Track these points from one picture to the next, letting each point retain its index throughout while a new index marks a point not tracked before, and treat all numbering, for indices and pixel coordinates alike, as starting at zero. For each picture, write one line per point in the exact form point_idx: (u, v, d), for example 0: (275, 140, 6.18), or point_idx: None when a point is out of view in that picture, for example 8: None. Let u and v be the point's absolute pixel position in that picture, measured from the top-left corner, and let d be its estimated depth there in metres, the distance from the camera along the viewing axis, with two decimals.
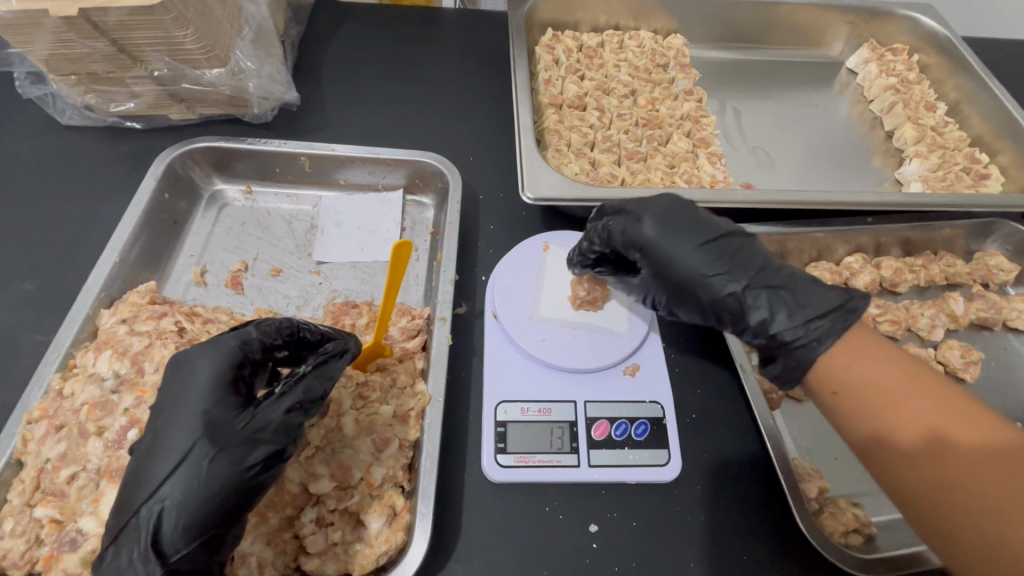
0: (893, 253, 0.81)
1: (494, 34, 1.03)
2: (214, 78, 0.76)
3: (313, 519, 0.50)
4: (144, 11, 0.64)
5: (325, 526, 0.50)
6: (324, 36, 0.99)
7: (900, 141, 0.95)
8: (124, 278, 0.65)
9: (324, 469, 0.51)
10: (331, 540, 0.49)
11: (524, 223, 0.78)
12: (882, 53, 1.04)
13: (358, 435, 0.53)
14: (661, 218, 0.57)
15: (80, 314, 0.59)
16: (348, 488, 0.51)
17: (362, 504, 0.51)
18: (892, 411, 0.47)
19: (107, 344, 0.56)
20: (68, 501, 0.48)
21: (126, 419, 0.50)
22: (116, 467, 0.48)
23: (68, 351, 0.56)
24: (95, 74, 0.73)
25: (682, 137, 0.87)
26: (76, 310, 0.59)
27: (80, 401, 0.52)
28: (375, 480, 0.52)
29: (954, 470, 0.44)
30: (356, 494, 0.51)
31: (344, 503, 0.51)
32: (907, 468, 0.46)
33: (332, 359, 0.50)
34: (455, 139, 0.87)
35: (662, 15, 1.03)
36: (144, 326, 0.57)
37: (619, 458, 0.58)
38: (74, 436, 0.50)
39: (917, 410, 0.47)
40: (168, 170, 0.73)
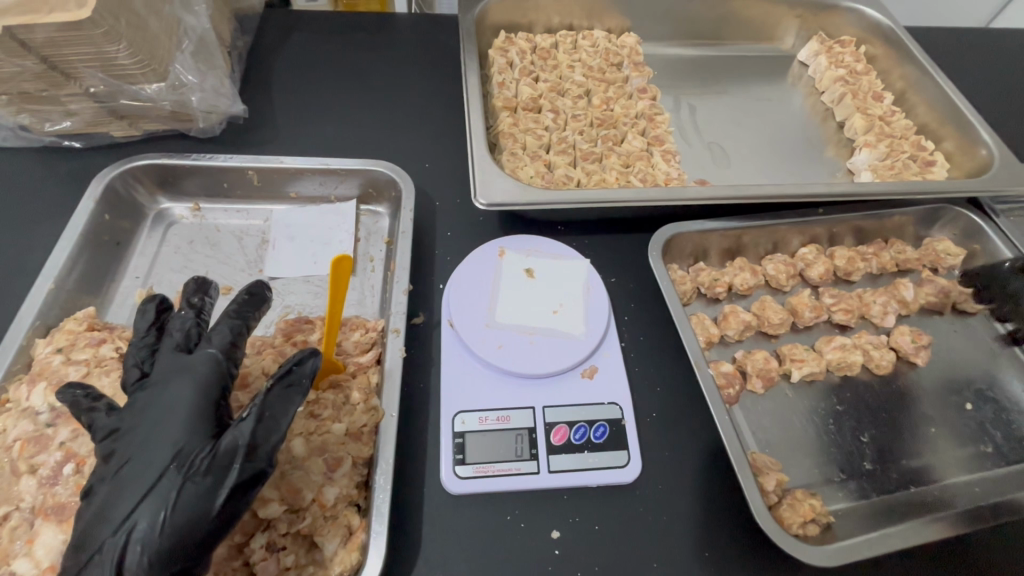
0: (847, 241, 0.82)
1: (448, 38, 1.02)
2: (154, 93, 0.74)
3: (263, 545, 0.48)
4: (72, 27, 0.62)
5: (277, 551, 0.49)
6: (273, 46, 0.97)
7: (851, 132, 0.97)
8: (63, 304, 0.62)
9: (273, 493, 0.49)
10: (283, 564, 0.48)
11: (481, 228, 0.78)
12: (831, 45, 1.05)
13: (309, 456, 0.52)
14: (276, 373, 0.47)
15: (14, 345, 0.57)
16: (299, 511, 0.50)
17: (314, 526, 0.50)
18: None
19: (42, 375, 0.54)
20: (1, 542, 0.46)
21: (61, 454, 0.49)
22: (50, 504, 0.46)
23: (1, 385, 0.54)
24: (26, 93, 0.71)
25: (637, 136, 0.87)
26: (9, 341, 0.57)
27: (13, 437, 0.50)
28: (327, 500, 0.50)
29: None
30: (307, 516, 0.50)
31: (296, 526, 0.49)
32: None
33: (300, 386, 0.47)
34: (410, 146, 0.86)
35: (615, 15, 1.04)
36: (82, 354, 0.55)
37: (578, 462, 0.58)
38: (5, 475, 0.48)
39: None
40: (108, 189, 0.70)
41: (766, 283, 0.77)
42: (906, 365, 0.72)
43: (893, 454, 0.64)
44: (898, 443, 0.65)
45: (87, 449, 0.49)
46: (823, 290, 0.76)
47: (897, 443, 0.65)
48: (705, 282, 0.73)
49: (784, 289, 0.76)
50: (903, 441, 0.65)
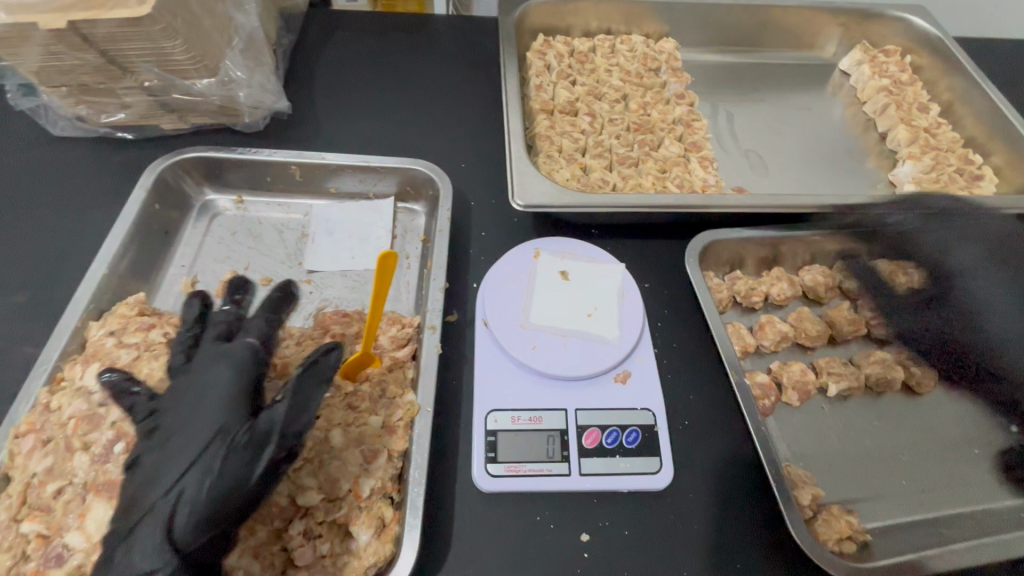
0: (888, 255, 0.80)
1: (486, 40, 1.03)
2: (205, 88, 0.77)
3: (301, 531, 0.49)
4: (133, 23, 0.65)
5: (314, 538, 0.49)
6: (316, 45, 0.99)
7: (894, 143, 0.94)
8: (114, 289, 0.65)
9: (312, 481, 0.51)
10: (320, 552, 0.49)
11: (515, 229, 0.78)
12: (875, 55, 1.03)
13: (347, 447, 0.53)
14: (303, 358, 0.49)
15: (69, 327, 0.59)
16: (336, 500, 0.51)
17: (350, 516, 0.50)
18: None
19: (95, 357, 0.56)
20: (55, 515, 0.47)
21: (112, 433, 0.50)
22: (102, 481, 0.48)
23: (57, 364, 0.56)
24: (85, 85, 0.74)
25: (674, 141, 0.87)
26: (65, 322, 0.59)
27: (67, 415, 0.52)
28: (363, 491, 0.51)
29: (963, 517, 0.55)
30: (344, 506, 0.51)
31: (332, 515, 0.51)
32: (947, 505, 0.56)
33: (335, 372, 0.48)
34: (447, 146, 0.87)
35: (653, 19, 1.04)
36: (132, 338, 0.57)
37: (610, 466, 0.58)
38: (60, 450, 0.50)
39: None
40: (159, 180, 0.73)
41: (802, 294, 0.75)
42: (948, 384, 0.70)
43: (939, 479, 0.62)
44: (937, 466, 0.63)
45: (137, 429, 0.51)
46: (862, 304, 0.74)
47: (938, 464, 0.63)
48: (741, 291, 0.72)
49: (821, 301, 0.75)
50: (943, 461, 0.64)
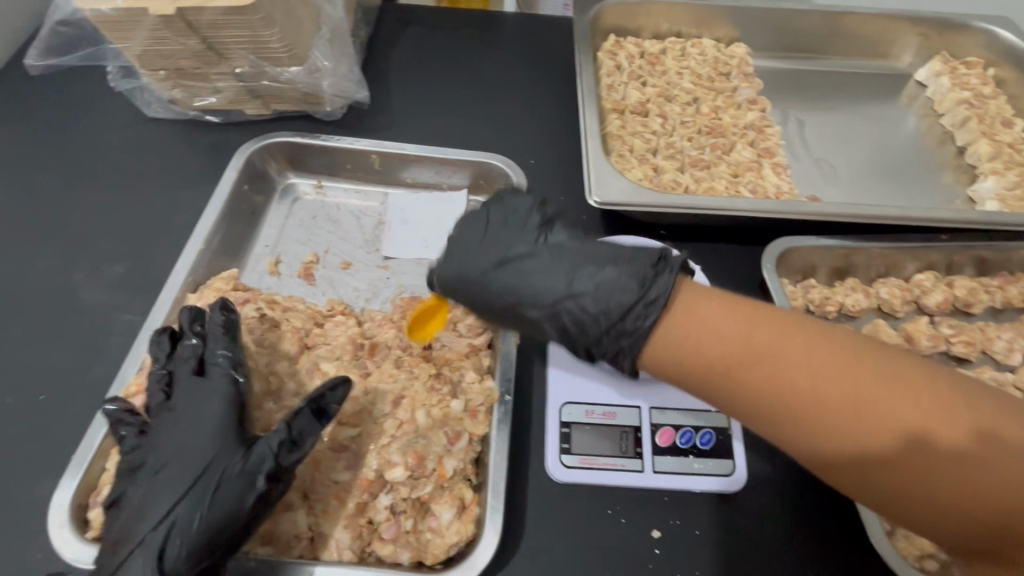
0: (967, 272, 0.78)
1: (555, 39, 1.04)
2: (293, 76, 0.79)
3: (387, 506, 0.51)
4: (237, 11, 0.68)
5: (398, 513, 0.51)
6: (390, 38, 1.02)
7: (974, 157, 0.92)
8: (207, 265, 0.68)
9: (399, 457, 0.53)
10: (404, 527, 0.51)
11: (585, 226, 0.79)
12: (955, 66, 1.01)
13: (431, 427, 0.55)
14: (478, 219, 0.60)
15: (169, 299, 0.63)
16: (420, 478, 0.52)
17: (433, 494, 0.52)
18: (700, 333, 0.45)
19: None
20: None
21: None
22: None
23: (160, 331, 0.60)
24: (183, 69, 0.77)
25: (746, 146, 0.86)
26: (167, 293, 0.63)
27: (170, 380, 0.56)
28: (447, 471, 0.53)
29: (790, 398, 0.41)
30: (428, 484, 0.52)
31: (416, 492, 0.52)
32: (868, 395, 0.40)
33: (518, 244, 0.56)
34: (518, 142, 0.88)
35: (725, 24, 1.03)
36: None
37: (683, 465, 0.58)
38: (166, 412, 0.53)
39: (805, 364, 0.42)
40: (248, 163, 0.76)
41: (877, 307, 0.74)
42: None
43: None
44: None
45: None
46: (940, 320, 0.73)
47: None
48: (815, 300, 0.72)
49: (897, 314, 0.73)
50: None
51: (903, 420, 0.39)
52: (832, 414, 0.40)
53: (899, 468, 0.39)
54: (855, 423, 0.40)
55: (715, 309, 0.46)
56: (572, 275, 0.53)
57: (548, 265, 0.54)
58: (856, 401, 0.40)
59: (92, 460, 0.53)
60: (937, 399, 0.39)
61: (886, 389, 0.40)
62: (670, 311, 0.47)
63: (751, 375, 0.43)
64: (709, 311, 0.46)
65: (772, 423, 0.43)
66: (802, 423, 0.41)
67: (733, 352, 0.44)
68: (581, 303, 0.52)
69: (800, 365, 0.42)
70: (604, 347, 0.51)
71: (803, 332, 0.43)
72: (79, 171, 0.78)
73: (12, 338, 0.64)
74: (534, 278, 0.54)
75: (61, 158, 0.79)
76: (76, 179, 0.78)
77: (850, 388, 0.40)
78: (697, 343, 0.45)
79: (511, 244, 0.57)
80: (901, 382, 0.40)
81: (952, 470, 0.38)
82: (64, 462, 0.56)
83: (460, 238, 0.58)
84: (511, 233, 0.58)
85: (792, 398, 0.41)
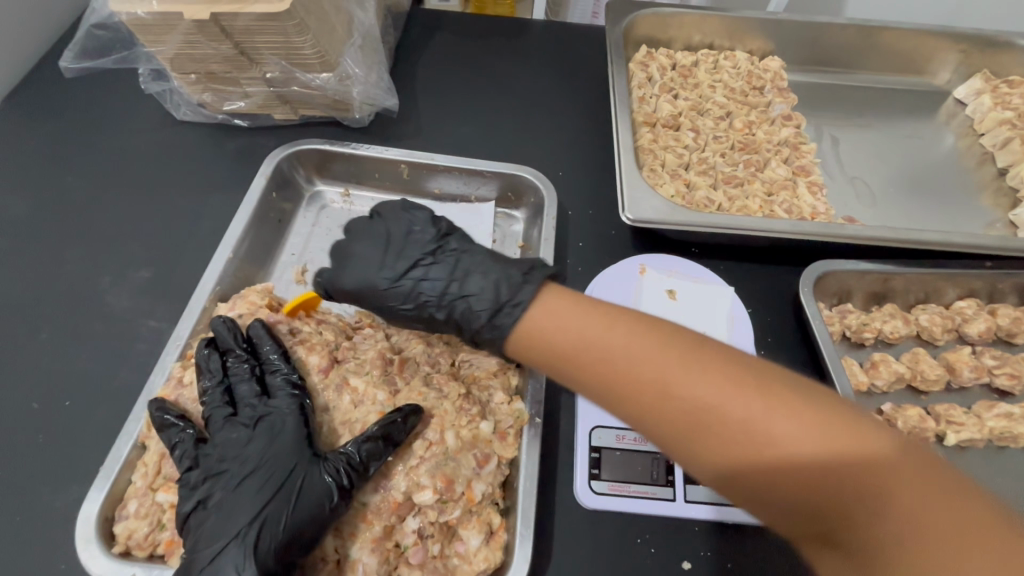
0: (1010, 300, 0.75)
1: (585, 48, 1.03)
2: (323, 82, 0.79)
3: (414, 530, 0.50)
4: (271, 17, 0.67)
5: (426, 537, 0.50)
6: (418, 44, 1.01)
7: (1016, 180, 0.89)
8: (234, 275, 0.68)
9: (428, 480, 0.51)
10: (431, 552, 0.50)
11: (614, 242, 0.77)
12: (996, 85, 0.98)
13: (461, 450, 0.54)
14: (382, 220, 0.61)
15: (198, 306, 0.63)
16: (449, 502, 0.51)
17: (462, 519, 0.51)
18: (560, 330, 0.49)
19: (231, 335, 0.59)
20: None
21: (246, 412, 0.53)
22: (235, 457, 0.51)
23: (187, 341, 0.60)
24: (214, 74, 0.77)
25: (781, 164, 0.84)
26: (195, 300, 0.63)
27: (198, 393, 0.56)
28: (476, 495, 0.51)
29: (674, 406, 0.42)
30: (457, 509, 0.51)
31: (444, 516, 0.51)
32: (704, 396, 0.41)
33: (431, 238, 0.58)
34: (546, 153, 0.87)
35: (759, 37, 1.01)
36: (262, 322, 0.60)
37: (716, 496, 0.56)
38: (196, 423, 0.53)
39: (622, 354, 0.45)
40: (277, 170, 0.76)
41: (916, 334, 0.72)
42: None
43: None
44: None
45: None
46: (982, 350, 0.70)
47: None
48: (852, 326, 0.70)
49: (937, 343, 0.71)
50: None
51: (771, 425, 0.39)
52: (719, 418, 0.41)
53: (791, 478, 0.38)
54: (729, 430, 0.40)
55: (563, 310, 0.50)
56: (397, 256, 0.58)
57: (373, 258, 0.58)
58: (745, 408, 0.40)
59: (119, 472, 0.53)
60: (747, 392, 0.41)
61: (701, 381, 0.42)
62: (538, 303, 0.51)
63: (615, 375, 0.45)
64: (558, 310, 0.50)
65: (643, 425, 0.44)
66: (671, 425, 0.42)
67: (566, 348, 0.48)
68: (447, 297, 0.55)
69: (627, 359, 0.45)
70: (457, 326, 0.56)
71: (675, 344, 0.44)
72: (110, 173, 0.78)
73: (39, 342, 0.64)
74: (440, 281, 0.56)
75: (91, 160, 0.79)
76: (104, 181, 0.78)
77: (713, 384, 0.42)
78: (561, 343, 0.48)
79: (419, 239, 0.58)
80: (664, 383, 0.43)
81: (800, 481, 0.38)
82: (89, 471, 0.56)
83: (356, 240, 0.60)
84: (394, 232, 0.60)
85: (637, 395, 0.44)
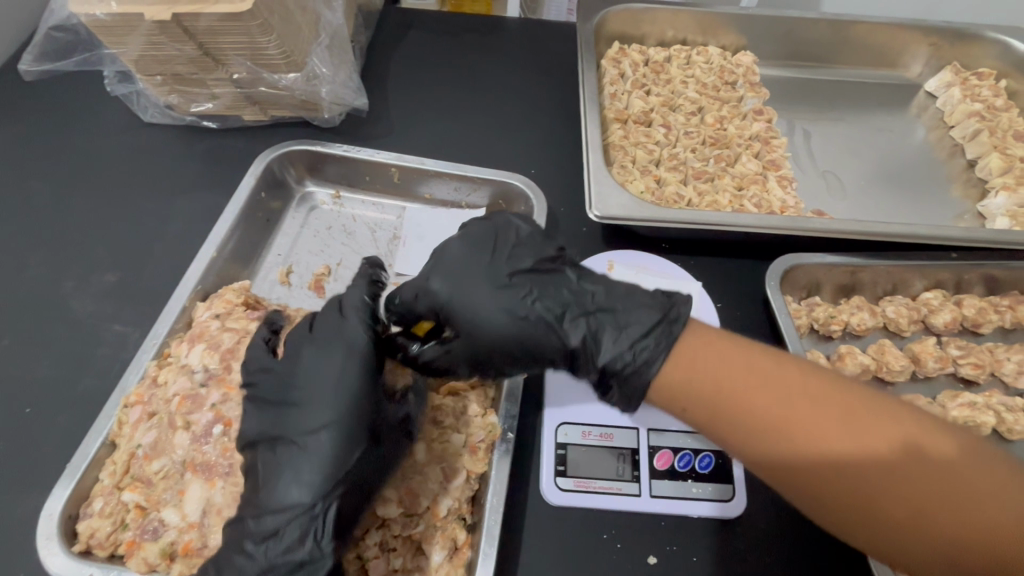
0: (976, 290, 0.76)
1: (558, 45, 1.03)
2: (290, 83, 0.78)
3: (377, 543, 0.51)
4: (232, 17, 0.66)
5: (388, 550, 0.51)
6: (390, 43, 1.00)
7: (984, 172, 0.90)
8: (218, 274, 0.67)
9: (393, 493, 0.51)
10: (392, 566, 0.50)
11: (585, 239, 0.77)
12: (966, 77, 0.98)
13: (429, 462, 0.54)
14: (473, 242, 0.54)
15: (178, 305, 0.62)
16: (413, 516, 0.52)
17: (425, 534, 0.51)
18: (719, 376, 0.46)
19: (201, 337, 0.58)
20: (154, 489, 0.51)
21: (212, 415, 0.53)
22: (200, 461, 0.51)
23: (165, 340, 0.59)
24: (179, 75, 0.76)
25: (751, 158, 0.85)
26: (176, 300, 0.62)
27: (171, 392, 0.54)
28: (441, 511, 0.52)
29: (841, 459, 0.42)
30: (421, 523, 0.51)
31: (408, 530, 0.51)
32: (874, 448, 0.42)
33: (546, 265, 0.53)
34: (519, 151, 0.87)
35: (731, 32, 1.01)
36: (235, 323, 0.59)
37: (681, 490, 0.57)
38: (163, 425, 0.53)
39: (796, 402, 0.44)
40: (267, 170, 0.75)
41: (883, 326, 0.72)
42: None
43: None
44: None
45: (234, 413, 0.53)
46: (947, 340, 0.71)
47: None
48: (819, 319, 0.70)
49: (903, 334, 0.72)
50: None
51: (934, 474, 0.41)
52: (886, 468, 0.42)
53: (952, 524, 0.40)
54: (896, 480, 0.41)
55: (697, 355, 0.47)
56: (522, 257, 0.53)
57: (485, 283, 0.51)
58: (909, 458, 0.42)
59: (86, 470, 0.52)
60: (918, 446, 0.42)
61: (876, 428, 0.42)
62: (673, 354, 0.48)
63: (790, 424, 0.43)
64: (700, 354, 0.47)
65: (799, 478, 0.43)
66: (839, 478, 0.42)
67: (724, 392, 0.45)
68: (588, 329, 0.50)
69: (796, 415, 0.43)
70: (592, 360, 0.50)
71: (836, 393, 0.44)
72: (76, 178, 0.78)
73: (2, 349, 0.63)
74: (553, 294, 0.52)
75: (57, 165, 0.78)
76: (71, 186, 0.77)
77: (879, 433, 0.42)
78: (716, 390, 0.45)
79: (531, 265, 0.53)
80: (832, 437, 0.42)
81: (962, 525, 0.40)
82: (51, 478, 0.55)
83: (456, 262, 0.52)
84: (496, 251, 0.54)
85: (809, 444, 0.43)
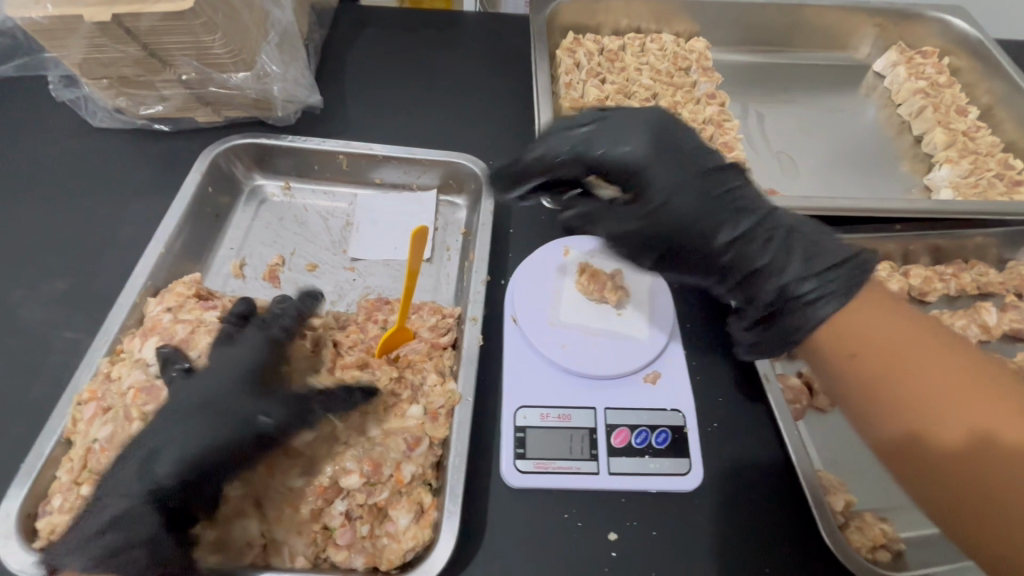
0: (923, 261, 0.79)
1: (515, 38, 1.03)
2: (240, 81, 0.77)
3: (342, 512, 0.51)
4: (175, 16, 0.65)
5: (354, 520, 0.51)
6: (345, 39, 1.00)
7: (930, 146, 0.93)
8: (168, 270, 0.67)
9: (355, 465, 0.52)
10: (360, 533, 0.50)
11: (543, 227, 0.77)
12: (911, 56, 1.01)
13: (387, 436, 0.54)
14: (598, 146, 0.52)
15: (129, 302, 0.61)
16: (377, 485, 0.52)
17: (390, 500, 0.52)
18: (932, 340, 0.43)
19: (153, 330, 0.58)
20: None
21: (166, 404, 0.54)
22: None
23: (116, 336, 0.59)
24: (126, 78, 0.74)
25: (704, 141, 0.86)
26: (126, 297, 0.61)
27: (126, 385, 0.54)
28: (404, 477, 0.52)
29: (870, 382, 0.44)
30: (385, 490, 0.52)
31: (372, 498, 0.51)
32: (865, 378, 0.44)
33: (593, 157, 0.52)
34: (478, 143, 0.87)
35: (684, 19, 1.02)
36: (188, 315, 0.59)
37: (639, 466, 0.58)
38: (119, 419, 0.52)
39: (914, 330, 0.44)
40: (212, 164, 0.74)
41: None
42: None
43: None
44: None
45: None
46: None
47: None
48: None
49: None
50: None
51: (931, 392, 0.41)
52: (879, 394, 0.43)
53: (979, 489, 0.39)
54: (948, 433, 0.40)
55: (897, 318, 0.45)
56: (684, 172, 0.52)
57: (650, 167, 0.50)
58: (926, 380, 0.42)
59: (42, 469, 0.51)
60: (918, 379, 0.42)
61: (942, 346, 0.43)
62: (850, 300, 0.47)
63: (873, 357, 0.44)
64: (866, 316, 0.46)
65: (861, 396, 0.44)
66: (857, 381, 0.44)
67: (872, 360, 0.44)
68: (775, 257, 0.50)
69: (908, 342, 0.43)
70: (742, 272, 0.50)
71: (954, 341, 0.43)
72: (23, 186, 0.76)
73: None
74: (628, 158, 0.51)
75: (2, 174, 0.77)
76: (18, 195, 0.75)
77: (933, 370, 0.42)
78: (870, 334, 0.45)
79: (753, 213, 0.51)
80: (887, 362, 0.43)
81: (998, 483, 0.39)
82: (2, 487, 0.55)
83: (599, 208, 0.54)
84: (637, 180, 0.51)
85: (911, 386, 0.42)
